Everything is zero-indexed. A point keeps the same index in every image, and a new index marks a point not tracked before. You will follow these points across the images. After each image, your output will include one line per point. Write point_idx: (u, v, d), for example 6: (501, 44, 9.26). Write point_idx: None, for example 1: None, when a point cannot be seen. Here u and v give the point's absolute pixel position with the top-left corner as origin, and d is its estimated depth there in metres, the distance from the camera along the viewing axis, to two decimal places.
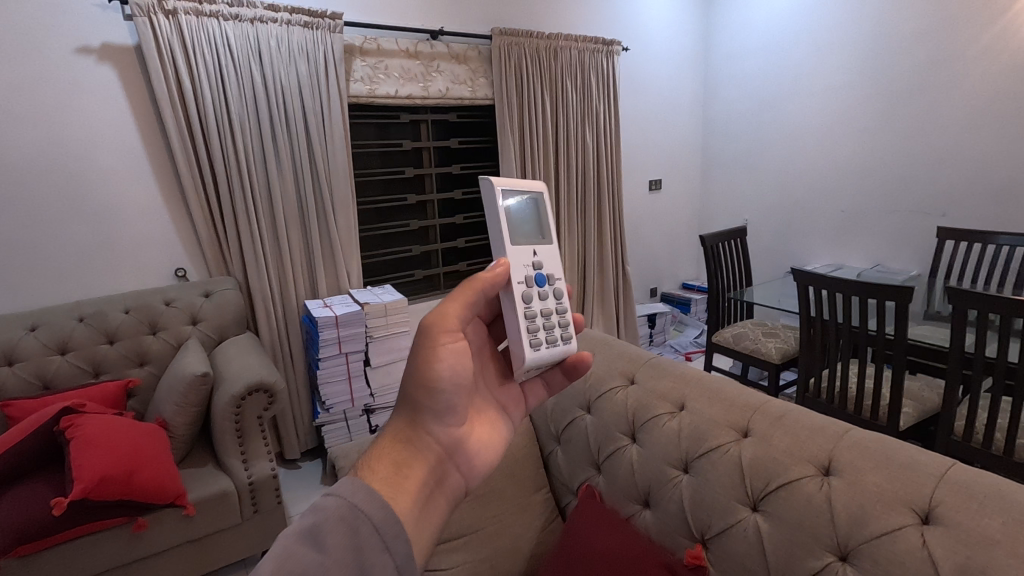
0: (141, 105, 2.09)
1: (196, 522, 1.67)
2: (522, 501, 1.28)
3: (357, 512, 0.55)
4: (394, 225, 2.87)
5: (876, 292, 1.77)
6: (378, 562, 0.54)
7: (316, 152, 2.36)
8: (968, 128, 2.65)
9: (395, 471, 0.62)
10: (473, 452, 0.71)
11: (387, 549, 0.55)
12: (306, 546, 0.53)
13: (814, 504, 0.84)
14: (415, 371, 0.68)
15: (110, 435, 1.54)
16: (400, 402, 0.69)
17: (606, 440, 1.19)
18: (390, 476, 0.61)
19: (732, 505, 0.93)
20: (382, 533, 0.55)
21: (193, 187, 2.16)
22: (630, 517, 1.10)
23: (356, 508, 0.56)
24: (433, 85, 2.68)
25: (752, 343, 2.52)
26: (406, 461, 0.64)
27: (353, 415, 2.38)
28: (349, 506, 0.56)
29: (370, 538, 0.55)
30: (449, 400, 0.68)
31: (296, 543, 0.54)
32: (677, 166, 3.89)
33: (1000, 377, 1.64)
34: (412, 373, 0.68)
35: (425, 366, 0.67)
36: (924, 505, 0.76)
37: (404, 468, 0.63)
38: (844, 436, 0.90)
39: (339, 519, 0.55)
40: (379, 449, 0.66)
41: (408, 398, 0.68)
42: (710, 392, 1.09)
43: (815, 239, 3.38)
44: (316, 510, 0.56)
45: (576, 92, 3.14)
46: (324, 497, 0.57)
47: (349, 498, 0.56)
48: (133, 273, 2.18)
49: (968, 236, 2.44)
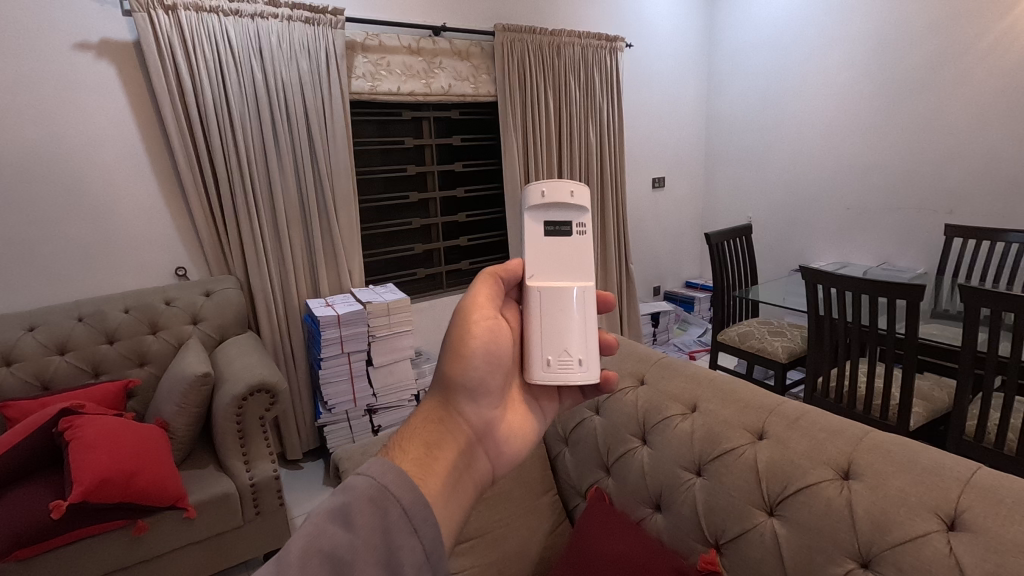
0: (140, 102, 2.06)
1: (198, 524, 1.65)
2: (529, 504, 1.25)
3: (386, 493, 0.53)
4: (396, 224, 2.84)
5: (886, 291, 1.74)
6: (407, 546, 0.51)
7: (317, 149, 2.33)
8: (976, 124, 2.62)
9: (424, 452, 0.62)
10: (502, 437, 0.72)
11: (416, 532, 0.52)
12: (334, 523, 0.51)
13: (834, 510, 0.81)
14: (448, 352, 0.73)
15: (110, 437, 1.52)
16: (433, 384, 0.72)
17: (615, 442, 1.16)
18: (420, 456, 0.62)
19: (748, 509, 0.90)
20: (411, 515, 0.53)
21: (193, 185, 2.13)
22: (641, 521, 1.08)
23: (386, 488, 0.53)
24: (435, 82, 2.66)
25: (759, 342, 2.49)
26: (437, 440, 0.65)
27: (356, 416, 2.36)
28: (378, 486, 0.53)
29: (400, 521, 0.52)
30: (479, 380, 0.72)
31: (323, 518, 0.51)
32: (680, 163, 3.86)
33: (1014, 376, 1.61)
34: (447, 359, 0.73)
35: (458, 347, 0.72)
36: (950, 510, 0.74)
37: (434, 448, 0.63)
38: (864, 438, 0.87)
39: (368, 500, 0.52)
40: (411, 431, 0.67)
41: (440, 379, 0.72)
42: (724, 393, 1.06)
43: (821, 237, 3.35)
44: (345, 490, 0.53)
45: (579, 88, 3.11)
46: (355, 476, 0.54)
47: (378, 479, 0.54)
48: (133, 272, 2.15)
49: (977, 233, 2.41)
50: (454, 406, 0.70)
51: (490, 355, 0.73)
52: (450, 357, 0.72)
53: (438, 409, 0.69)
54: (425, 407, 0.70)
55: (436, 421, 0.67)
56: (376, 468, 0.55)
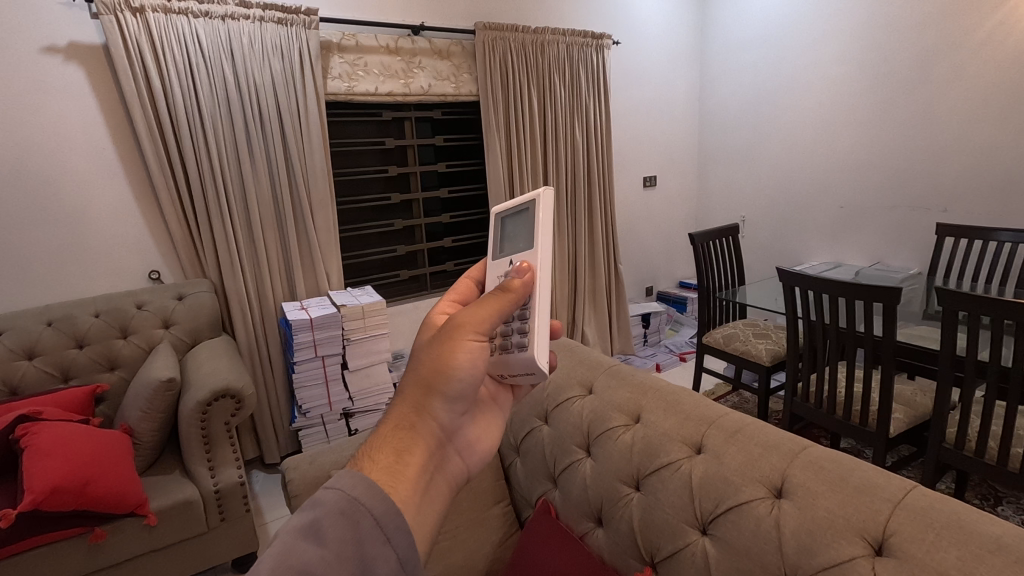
0: (110, 105, 2.05)
1: (159, 530, 1.63)
2: (478, 516, 1.22)
3: (357, 505, 0.50)
4: (379, 225, 2.82)
5: (863, 294, 1.69)
6: (380, 557, 0.48)
7: (292, 151, 2.31)
8: (969, 120, 2.55)
9: (396, 458, 0.55)
10: (473, 438, 0.67)
11: (391, 542, 0.49)
12: (306, 539, 0.48)
13: (763, 531, 0.77)
14: (430, 354, 0.62)
15: (65, 444, 1.51)
16: (406, 383, 0.62)
17: (561, 453, 1.13)
18: (392, 465, 0.54)
19: (681, 527, 0.87)
20: (384, 525, 0.49)
21: (165, 187, 2.12)
22: (583, 535, 1.04)
23: (357, 500, 0.50)
24: (414, 82, 2.62)
25: (743, 344, 2.44)
26: (412, 445, 0.57)
27: (331, 419, 2.34)
28: (349, 498, 0.50)
29: (373, 532, 0.49)
30: (463, 388, 0.63)
31: (295, 536, 0.48)
32: (672, 162, 3.80)
33: (993, 381, 1.56)
34: (430, 364, 0.62)
35: (444, 352, 0.63)
36: (878, 534, 0.69)
37: (408, 457, 0.56)
38: (799, 454, 0.83)
39: (340, 514, 0.49)
40: (380, 435, 0.58)
41: (417, 378, 0.61)
42: (668, 403, 1.02)
43: (813, 236, 3.28)
44: (317, 506, 0.50)
45: (565, 87, 3.07)
46: (324, 492, 0.51)
47: (349, 490, 0.50)
48: (106, 276, 2.15)
49: (968, 232, 2.34)
50: (433, 412, 0.60)
51: (479, 368, 0.64)
52: (433, 359, 0.62)
53: (413, 412, 0.59)
54: (397, 408, 0.60)
55: (412, 426, 0.58)
56: (347, 480, 0.52)
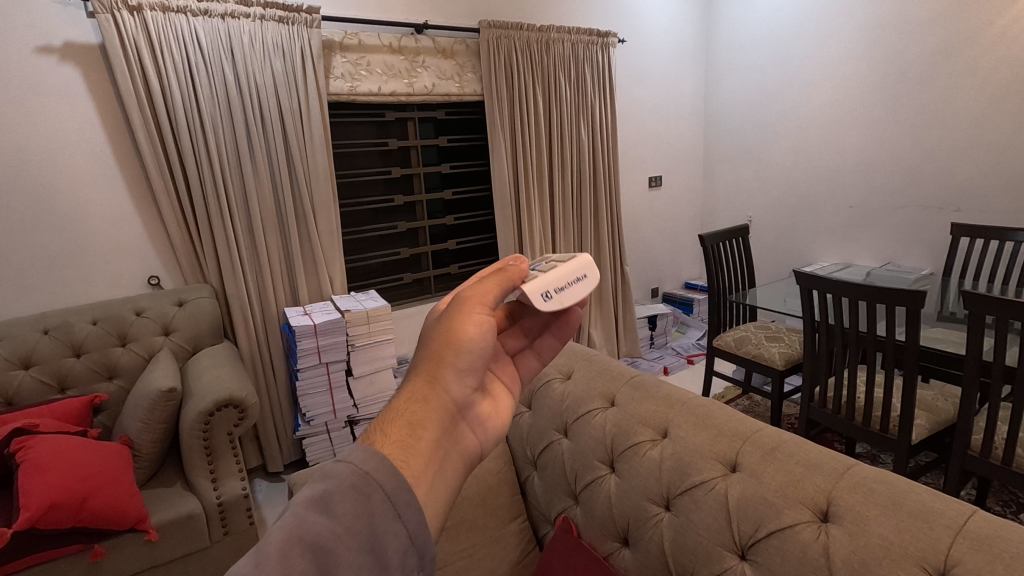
0: (107, 106, 1.99)
1: (161, 546, 1.58)
2: (494, 534, 1.16)
3: (369, 479, 0.44)
4: (382, 227, 2.77)
5: (885, 297, 1.64)
6: (389, 532, 0.42)
7: (294, 152, 2.26)
8: (983, 118, 2.50)
9: (408, 432, 0.49)
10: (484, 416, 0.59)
11: (403, 518, 0.43)
12: (314, 510, 0.42)
13: (810, 558, 0.72)
14: (442, 325, 0.57)
15: (61, 457, 1.46)
16: (417, 358, 0.56)
17: (582, 468, 1.08)
18: (404, 438, 0.48)
19: (718, 552, 0.81)
20: (395, 500, 0.43)
21: (164, 191, 2.07)
22: (608, 556, 0.99)
23: (369, 473, 0.44)
24: (418, 82, 2.57)
25: (755, 348, 2.39)
26: (425, 417, 0.50)
27: (336, 427, 2.29)
28: (361, 471, 0.44)
29: (386, 508, 0.43)
30: (476, 358, 0.56)
31: (302, 507, 0.42)
32: (677, 163, 3.75)
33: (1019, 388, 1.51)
34: (442, 336, 0.56)
35: (457, 321, 0.57)
36: (940, 564, 0.64)
37: (421, 429, 0.49)
38: (845, 475, 0.78)
39: (351, 487, 0.43)
40: (389, 409, 0.51)
41: (430, 350, 0.56)
42: (697, 417, 0.98)
43: (822, 237, 3.24)
44: (327, 476, 0.44)
45: (570, 86, 3.02)
46: (335, 463, 0.45)
47: (361, 464, 0.44)
48: (104, 282, 2.09)
49: (985, 232, 2.29)
50: (447, 383, 0.54)
51: (490, 339, 0.58)
52: (444, 330, 0.57)
53: (425, 385, 0.53)
54: (407, 383, 0.54)
55: (425, 398, 0.52)
56: (359, 453, 0.46)
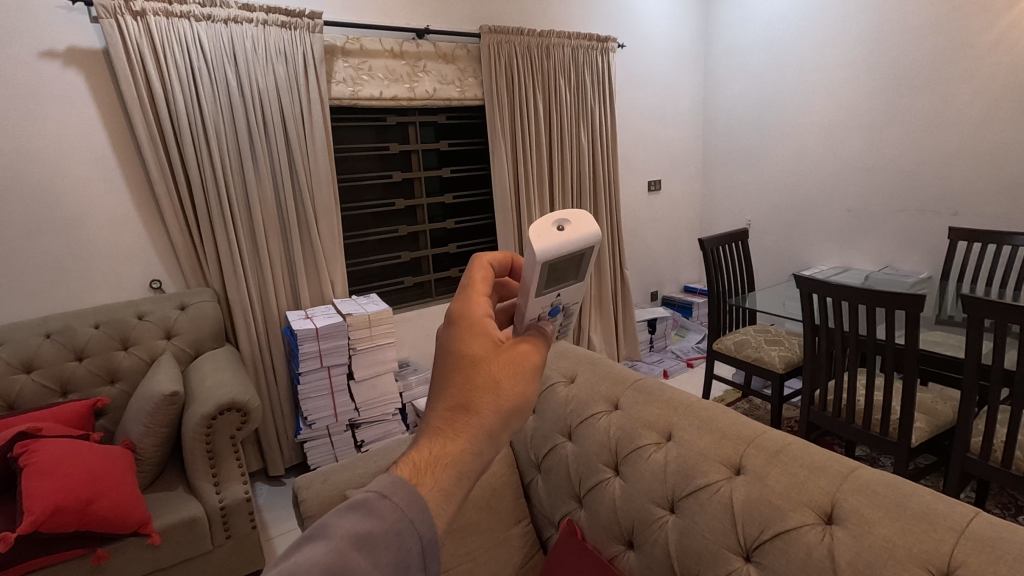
0: (110, 111, 2.00)
1: (163, 550, 1.58)
2: (499, 536, 1.17)
3: (410, 527, 0.41)
4: (383, 231, 2.78)
5: (885, 301, 1.65)
6: None
7: (296, 156, 2.27)
8: (980, 123, 2.52)
9: (456, 485, 0.44)
10: None
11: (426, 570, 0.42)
12: (358, 551, 0.39)
13: (816, 560, 0.73)
14: (508, 373, 0.50)
15: (65, 462, 1.46)
16: (474, 394, 0.48)
17: (586, 472, 1.08)
18: (450, 487, 0.44)
19: (722, 554, 0.82)
20: (427, 554, 0.41)
21: (166, 194, 2.07)
22: (613, 558, 1.00)
23: (412, 522, 0.41)
24: (419, 86, 2.58)
25: (755, 351, 2.40)
26: (476, 469, 0.45)
27: (337, 431, 2.29)
28: (406, 521, 0.41)
29: (418, 563, 0.41)
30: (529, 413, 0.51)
31: (344, 543, 0.39)
32: (676, 166, 3.77)
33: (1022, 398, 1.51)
34: (510, 386, 0.49)
35: (524, 373, 0.51)
36: (943, 564, 0.65)
37: (468, 480, 0.45)
38: (848, 478, 0.79)
39: (395, 536, 0.40)
40: (439, 449, 0.45)
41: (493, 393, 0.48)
42: (701, 419, 0.99)
43: (820, 241, 3.26)
44: (370, 514, 0.41)
45: (570, 90, 3.03)
46: (376, 497, 0.42)
47: (403, 509, 0.42)
48: (106, 286, 2.10)
49: (983, 237, 2.30)
50: (501, 437, 0.48)
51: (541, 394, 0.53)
52: (506, 373, 0.49)
53: (483, 435, 0.46)
54: (457, 420, 0.47)
55: (481, 450, 0.46)
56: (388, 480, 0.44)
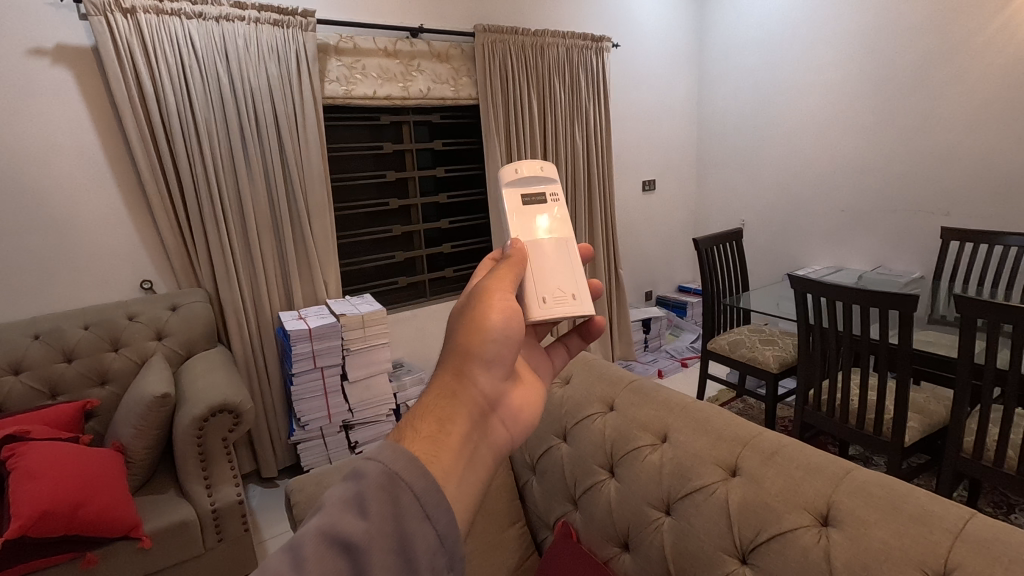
0: (99, 109, 1.97)
1: (154, 554, 1.56)
2: (494, 539, 1.16)
3: (398, 480, 0.41)
4: (377, 231, 2.76)
5: (878, 300, 1.65)
6: (420, 534, 0.40)
7: (288, 154, 2.25)
8: (971, 124, 2.54)
9: (437, 427, 0.46)
10: (515, 406, 0.55)
11: (430, 519, 0.40)
12: (348, 511, 0.39)
13: (811, 562, 0.72)
14: (461, 321, 0.54)
15: (55, 464, 1.45)
16: (441, 354, 0.53)
17: (582, 473, 1.08)
18: (433, 432, 0.46)
19: (718, 556, 0.82)
20: (424, 502, 0.41)
21: (156, 193, 2.05)
22: (608, 561, 1.00)
23: (398, 474, 0.41)
24: (413, 85, 2.57)
25: (749, 351, 2.41)
26: (455, 411, 0.48)
27: (331, 432, 2.28)
28: (390, 472, 0.41)
29: (414, 509, 0.40)
30: (500, 350, 0.54)
31: (336, 507, 0.39)
32: (671, 166, 3.77)
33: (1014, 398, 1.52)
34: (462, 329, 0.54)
35: (477, 314, 0.55)
36: (939, 566, 0.65)
37: (452, 423, 0.47)
38: (845, 479, 0.79)
39: (389, 497, 0.40)
40: (417, 405, 0.49)
41: (454, 344, 0.53)
42: (697, 421, 0.98)
43: (814, 240, 3.26)
44: (359, 478, 0.41)
45: (564, 90, 3.03)
46: (365, 462, 0.42)
47: (390, 464, 0.41)
48: (97, 286, 2.07)
49: (974, 236, 2.32)
50: (475, 376, 0.51)
51: (516, 329, 0.56)
52: (460, 322, 0.54)
53: (452, 379, 0.50)
54: (433, 380, 0.51)
55: (455, 392, 0.49)
56: (388, 451, 0.43)
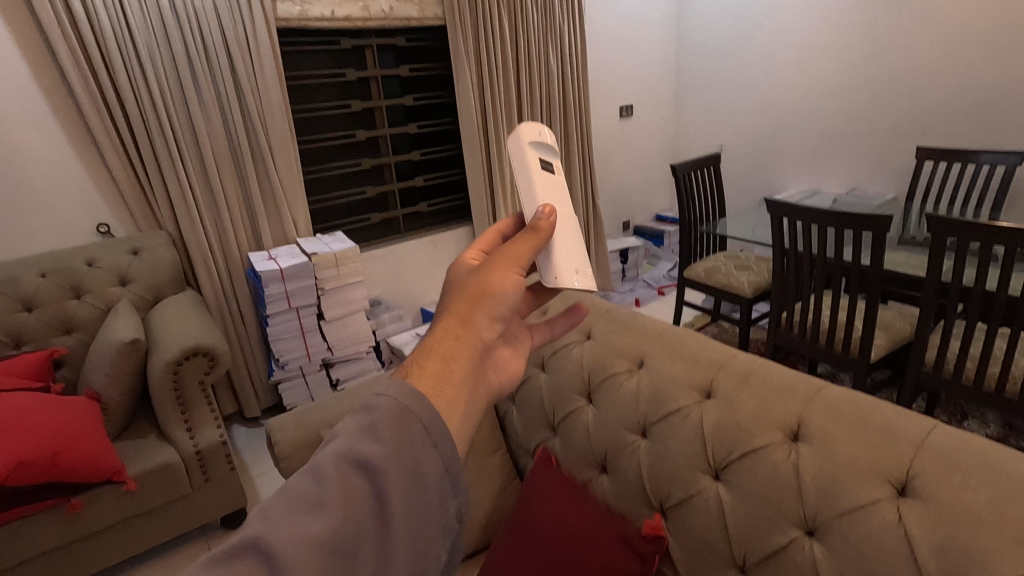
0: (27, 35, 1.80)
1: (140, 495, 1.58)
2: (476, 467, 1.18)
3: (408, 413, 0.38)
4: (345, 165, 2.65)
5: (852, 222, 1.66)
6: (428, 462, 0.37)
7: (243, 83, 2.10)
8: (954, 39, 2.47)
9: (439, 368, 0.41)
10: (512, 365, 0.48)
11: (438, 447, 0.38)
12: (363, 438, 0.37)
13: (781, 477, 0.75)
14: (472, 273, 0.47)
15: (28, 414, 1.42)
16: (447, 297, 0.46)
17: (560, 401, 1.09)
18: (437, 372, 0.41)
19: (692, 474, 0.85)
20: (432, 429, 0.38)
21: (102, 129, 1.91)
22: (587, 483, 1.03)
23: (407, 406, 0.38)
24: (374, 4, 2.39)
25: (724, 277, 2.43)
26: (459, 357, 0.42)
27: (311, 371, 2.27)
28: (400, 404, 0.38)
29: (423, 437, 0.37)
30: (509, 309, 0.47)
31: (349, 435, 0.37)
32: (649, 91, 3.64)
33: (976, 313, 1.57)
34: (472, 282, 0.46)
35: (490, 270, 0.47)
36: (901, 476, 0.68)
37: (454, 366, 0.41)
38: (815, 398, 0.80)
39: (402, 426, 0.37)
40: (420, 347, 0.43)
41: (462, 289, 0.46)
42: (673, 347, 0.99)
43: (791, 165, 3.23)
44: (373, 410, 0.38)
45: (537, 8, 2.84)
46: (375, 397, 0.39)
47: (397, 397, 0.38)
48: (50, 232, 1.97)
49: (949, 156, 2.31)
50: (480, 330, 0.44)
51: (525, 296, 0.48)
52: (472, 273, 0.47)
53: (457, 325, 0.44)
54: (434, 323, 0.45)
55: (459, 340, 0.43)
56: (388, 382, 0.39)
